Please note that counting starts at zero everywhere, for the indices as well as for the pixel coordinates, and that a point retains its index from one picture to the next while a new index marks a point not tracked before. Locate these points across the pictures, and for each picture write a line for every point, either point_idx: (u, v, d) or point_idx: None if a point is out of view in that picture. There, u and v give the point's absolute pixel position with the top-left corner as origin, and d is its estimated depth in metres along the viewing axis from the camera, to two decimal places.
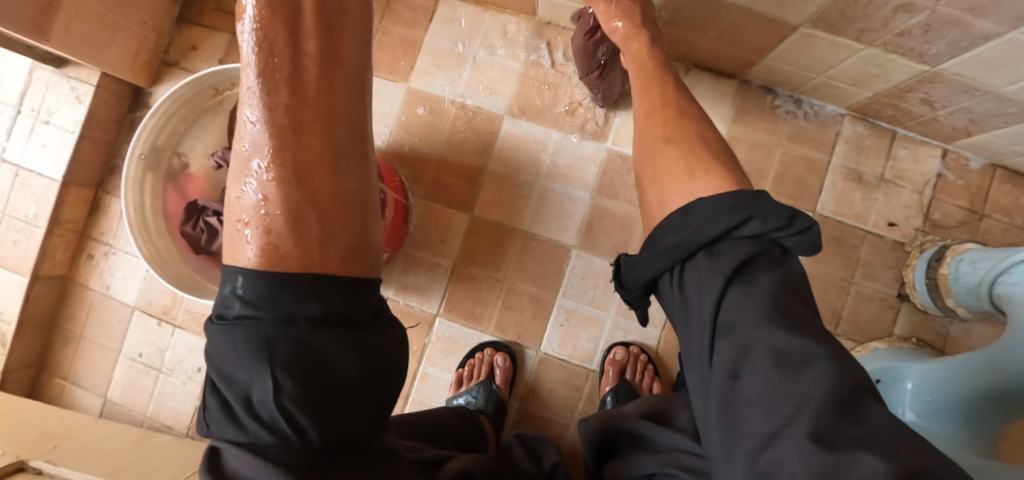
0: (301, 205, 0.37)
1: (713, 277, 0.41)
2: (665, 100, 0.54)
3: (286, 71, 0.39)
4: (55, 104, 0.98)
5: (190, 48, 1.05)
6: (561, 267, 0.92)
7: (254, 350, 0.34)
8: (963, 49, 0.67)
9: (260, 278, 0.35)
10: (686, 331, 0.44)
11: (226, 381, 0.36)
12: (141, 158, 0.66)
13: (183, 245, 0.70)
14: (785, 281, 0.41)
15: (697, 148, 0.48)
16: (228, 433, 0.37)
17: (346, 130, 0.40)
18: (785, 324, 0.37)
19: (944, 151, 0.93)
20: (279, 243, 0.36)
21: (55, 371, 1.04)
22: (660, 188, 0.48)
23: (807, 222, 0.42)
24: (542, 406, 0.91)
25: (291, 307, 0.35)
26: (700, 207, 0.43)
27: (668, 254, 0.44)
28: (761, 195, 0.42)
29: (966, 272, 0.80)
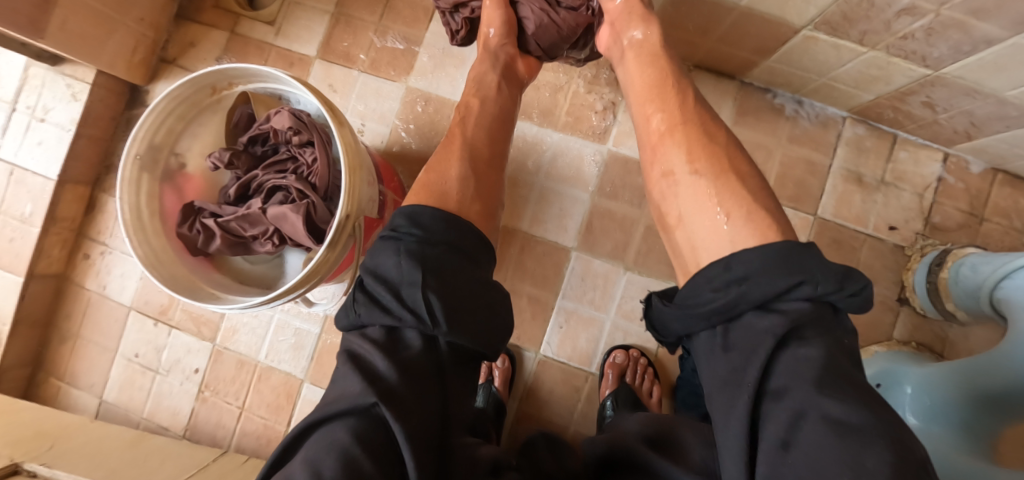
0: (465, 172, 0.59)
1: (764, 339, 0.40)
2: (685, 116, 0.56)
3: (476, 118, 0.66)
4: (51, 101, 0.97)
5: (188, 45, 1.04)
6: (561, 268, 0.92)
7: (414, 254, 0.48)
8: (966, 53, 0.67)
9: (426, 208, 0.52)
10: (718, 388, 0.42)
11: (381, 280, 0.48)
12: (136, 158, 0.66)
13: (179, 246, 0.69)
14: (835, 344, 0.40)
15: (731, 183, 0.49)
16: (371, 321, 0.47)
17: (498, 154, 0.66)
18: (839, 395, 0.37)
19: (945, 154, 0.93)
20: (448, 192, 0.56)
21: (52, 371, 1.03)
22: (690, 225, 0.50)
23: (857, 283, 0.42)
24: (541, 407, 0.91)
25: (446, 230, 0.51)
26: (742, 260, 0.43)
27: (712, 314, 0.44)
28: (811, 257, 0.41)
29: (966, 276, 0.80)
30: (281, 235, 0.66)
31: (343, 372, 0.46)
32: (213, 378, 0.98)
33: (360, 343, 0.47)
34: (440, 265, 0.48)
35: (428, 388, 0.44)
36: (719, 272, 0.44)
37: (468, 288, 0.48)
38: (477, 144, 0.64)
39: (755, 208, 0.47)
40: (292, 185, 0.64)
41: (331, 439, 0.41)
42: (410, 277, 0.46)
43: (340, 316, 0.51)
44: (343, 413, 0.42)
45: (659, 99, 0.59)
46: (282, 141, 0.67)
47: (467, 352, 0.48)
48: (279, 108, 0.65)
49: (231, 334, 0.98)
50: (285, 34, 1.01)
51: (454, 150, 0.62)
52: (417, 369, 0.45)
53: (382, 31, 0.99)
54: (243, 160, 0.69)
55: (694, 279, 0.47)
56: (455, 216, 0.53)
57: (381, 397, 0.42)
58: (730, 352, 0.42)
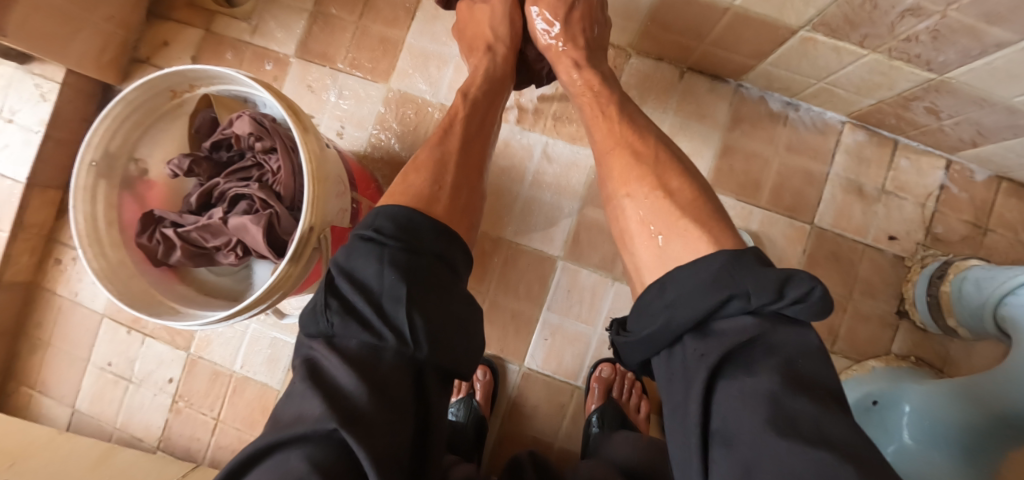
0: (460, 180, 0.57)
1: (698, 365, 0.39)
2: (616, 141, 0.58)
3: (478, 113, 0.64)
4: (17, 102, 0.93)
5: (162, 44, 1.00)
6: (546, 279, 0.88)
7: (397, 265, 0.45)
8: (973, 57, 0.63)
9: (420, 213, 0.50)
10: (673, 424, 0.40)
11: (359, 286, 0.45)
12: (91, 166, 0.62)
13: (139, 257, 0.66)
14: (790, 366, 0.37)
15: (663, 201, 0.50)
16: (343, 335, 0.44)
17: (486, 156, 0.64)
18: (796, 435, 0.33)
19: (948, 162, 0.89)
20: (440, 197, 0.54)
21: (22, 381, 1.00)
22: (632, 249, 0.51)
23: (805, 287, 0.39)
24: (525, 423, 0.88)
25: (433, 241, 0.49)
26: (674, 281, 0.43)
27: (654, 340, 0.43)
28: (747, 270, 0.40)
29: (969, 292, 0.76)
30: (245, 247, 0.63)
31: (301, 389, 0.42)
32: (187, 390, 0.95)
33: (323, 353, 0.44)
34: (425, 278, 0.46)
35: (398, 412, 0.41)
36: (656, 296, 0.44)
37: (451, 305, 0.46)
38: (472, 146, 0.61)
39: (685, 219, 0.47)
40: (254, 194, 0.60)
41: (286, 469, 0.38)
42: (395, 289, 0.44)
43: (304, 318, 0.47)
44: (301, 438, 0.39)
45: (597, 124, 0.61)
46: (245, 148, 0.63)
47: (446, 372, 0.46)
48: (241, 112, 0.62)
49: (206, 345, 0.94)
50: (262, 32, 0.97)
51: (450, 150, 0.59)
52: (389, 389, 0.42)
53: (363, 31, 0.95)
54: (204, 166, 0.65)
55: (638, 305, 0.47)
56: (445, 224, 0.51)
57: (344, 422, 0.39)
58: (673, 381, 0.41)
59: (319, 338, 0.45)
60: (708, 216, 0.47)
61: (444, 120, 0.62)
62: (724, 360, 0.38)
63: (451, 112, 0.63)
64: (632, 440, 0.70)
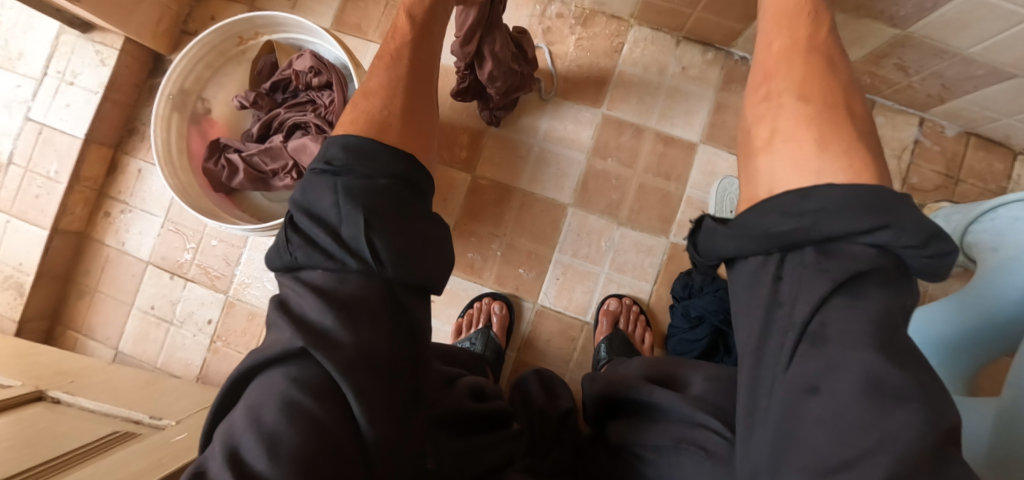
0: (411, 108, 0.55)
1: (819, 280, 0.38)
2: (812, 45, 0.48)
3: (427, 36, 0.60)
4: (80, 66, 1.03)
5: (209, 18, 1.11)
6: (558, 223, 0.97)
7: (352, 195, 0.46)
8: (928, 10, 0.73)
9: (370, 141, 0.49)
10: (757, 321, 0.40)
11: (319, 221, 0.47)
12: (169, 98, 0.72)
13: (204, 182, 0.74)
14: (895, 301, 0.37)
15: (841, 120, 0.43)
16: (310, 267, 0.46)
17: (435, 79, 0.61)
18: (893, 357, 0.35)
19: (921, 120, 0.99)
20: (390, 126, 0.52)
21: (70, 324, 1.08)
22: (777, 150, 0.44)
23: (943, 245, 0.38)
24: (538, 356, 0.95)
25: (386, 167, 0.49)
26: (824, 193, 0.39)
27: (769, 240, 0.41)
28: (904, 204, 0.38)
29: (941, 228, 0.87)
30: (300, 170, 0.71)
31: (276, 319, 0.45)
32: (225, 330, 1.02)
33: (293, 286, 0.46)
34: (383, 201, 0.47)
35: (373, 329, 0.44)
36: (793, 201, 0.40)
37: (410, 222, 0.48)
38: (423, 72, 0.58)
39: (859, 150, 0.41)
40: (311, 121, 0.70)
41: (269, 385, 0.41)
42: (351, 218, 0.45)
43: (272, 256, 0.50)
44: (281, 359, 0.42)
45: (785, 19, 0.51)
46: (303, 85, 0.73)
47: (413, 285, 0.48)
48: (301, 52, 0.71)
49: (244, 287, 1.03)
50: (301, 7, 1.08)
51: (400, 79, 0.56)
52: (359, 310, 0.44)
53: (392, 5, 1.05)
54: (267, 100, 0.74)
55: (760, 204, 0.42)
56: (398, 148, 0.51)
57: (313, 342, 0.42)
58: (778, 283, 0.40)
59: (290, 271, 0.48)
60: (880, 155, 0.42)
61: (391, 47, 0.59)
62: (847, 281, 0.37)
63: (395, 41, 0.60)
64: (643, 359, 0.65)
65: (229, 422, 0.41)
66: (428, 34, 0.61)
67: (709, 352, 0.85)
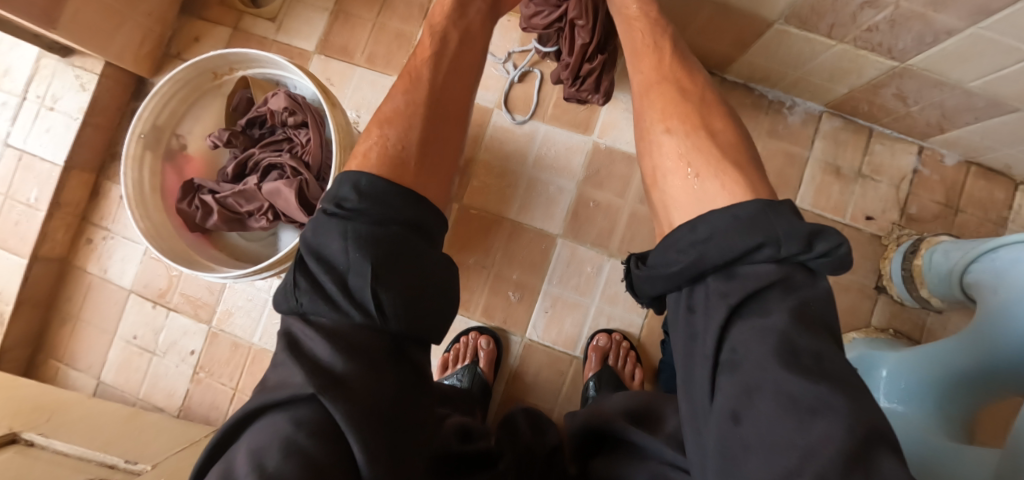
0: (429, 134, 0.58)
1: (719, 304, 0.43)
2: (660, 76, 0.60)
3: (447, 58, 0.64)
4: (60, 90, 1.01)
5: (193, 40, 1.08)
6: (547, 254, 0.95)
7: (361, 239, 0.46)
8: (928, 44, 0.70)
9: (381, 180, 0.50)
10: (687, 359, 0.45)
11: (326, 262, 0.46)
12: (141, 137, 0.70)
13: (177, 222, 0.72)
14: (802, 308, 0.41)
15: (701, 140, 0.52)
16: (315, 311, 0.45)
17: (462, 106, 0.64)
18: (798, 370, 0.38)
19: (920, 148, 0.96)
20: (405, 156, 0.55)
21: (51, 353, 1.05)
22: (664, 185, 0.53)
23: (831, 243, 0.43)
24: (526, 390, 0.93)
25: (397, 210, 0.50)
26: (706, 221, 0.46)
27: (675, 277, 0.47)
28: (777, 219, 0.43)
29: (939, 262, 0.83)
30: (275, 211, 0.70)
31: (284, 361, 0.44)
32: (208, 360, 1.00)
33: (300, 328, 0.45)
34: (391, 245, 0.47)
35: (378, 373, 0.43)
36: (685, 234, 0.47)
37: (418, 269, 0.47)
38: (442, 96, 0.61)
39: (723, 162, 0.50)
40: (286, 163, 0.69)
41: (273, 429, 0.40)
42: (360, 263, 0.45)
43: (279, 299, 0.49)
44: (285, 404, 0.41)
45: (637, 56, 0.63)
46: (279, 124, 0.72)
47: (419, 338, 0.47)
48: (276, 91, 0.70)
49: (227, 317, 1.01)
50: (286, 29, 1.06)
51: (417, 104, 0.59)
52: (365, 355, 0.43)
53: (379, 28, 1.03)
54: (241, 139, 0.73)
55: (665, 240, 0.50)
56: (412, 192, 0.52)
57: (322, 387, 0.40)
58: (692, 313, 0.45)
59: (293, 316, 0.46)
60: (745, 163, 0.50)
61: (408, 71, 0.62)
62: (744, 300, 0.42)
63: (418, 62, 0.63)
64: (627, 392, 0.65)
65: (225, 467, 0.40)
66: (447, 60, 0.63)
67: None
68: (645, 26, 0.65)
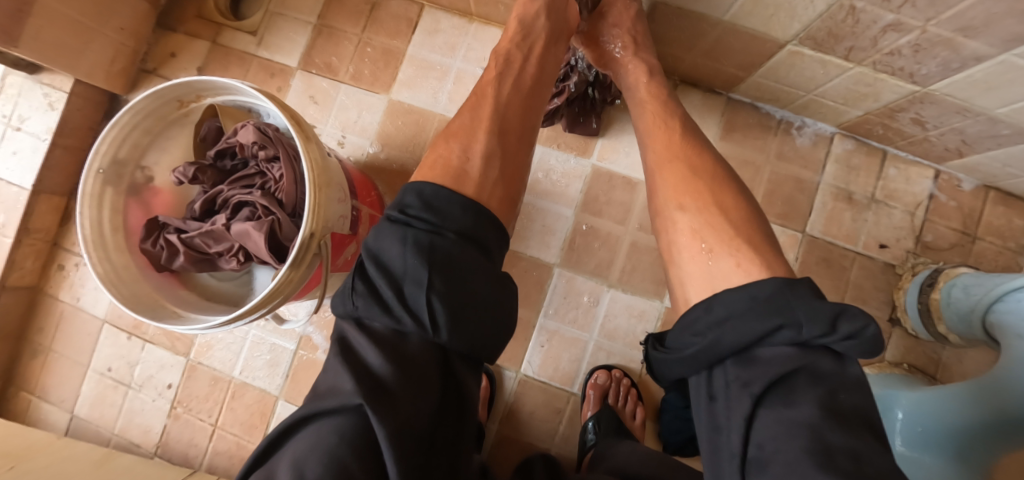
0: (492, 149, 0.54)
1: (741, 395, 0.40)
2: (674, 152, 0.57)
3: (513, 76, 0.60)
4: (27, 110, 0.95)
5: (169, 55, 1.02)
6: (543, 285, 0.90)
7: (421, 249, 0.44)
8: (954, 70, 0.65)
9: (444, 189, 0.48)
10: (712, 451, 0.41)
11: (383, 268, 0.45)
12: (99, 173, 0.66)
13: (143, 262, 0.69)
14: (832, 397, 0.37)
15: (714, 218, 0.49)
16: (369, 315, 0.44)
17: (529, 121, 0.61)
18: (834, 471, 0.34)
19: (936, 172, 0.91)
20: (469, 170, 0.52)
21: (23, 386, 1.00)
22: (679, 263, 0.50)
23: (856, 323, 0.39)
24: (520, 429, 0.88)
25: (459, 220, 0.47)
26: (720, 302, 0.43)
27: (694, 361, 0.44)
28: (798, 297, 0.40)
29: (958, 298, 0.78)
30: (246, 252, 0.67)
31: (335, 365, 0.44)
32: (186, 395, 0.95)
33: (354, 333, 0.45)
34: (451, 259, 0.44)
35: (424, 387, 0.42)
36: (703, 315, 0.44)
37: (476, 287, 0.45)
38: (507, 111, 0.58)
39: (738, 239, 0.47)
40: (257, 201, 0.64)
41: (318, 439, 0.40)
42: (416, 274, 0.43)
43: (336, 299, 0.48)
44: (332, 413, 0.41)
45: (648, 133, 0.61)
46: (249, 156, 0.68)
47: (470, 353, 0.46)
48: (244, 122, 0.66)
49: (206, 350, 0.96)
50: (267, 44, 1.00)
51: (482, 119, 0.56)
52: (414, 369, 0.43)
53: (365, 44, 0.97)
54: (209, 174, 0.70)
55: (682, 321, 0.47)
56: (477, 202, 0.49)
57: (369, 398, 0.40)
58: (713, 403, 0.42)
59: (349, 316, 0.46)
60: (760, 240, 0.48)
61: (476, 87, 0.60)
62: (769, 390, 0.39)
63: (484, 75, 0.61)
64: (642, 452, 0.65)
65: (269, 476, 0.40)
66: (514, 77, 0.60)
67: None
68: (655, 99, 0.64)
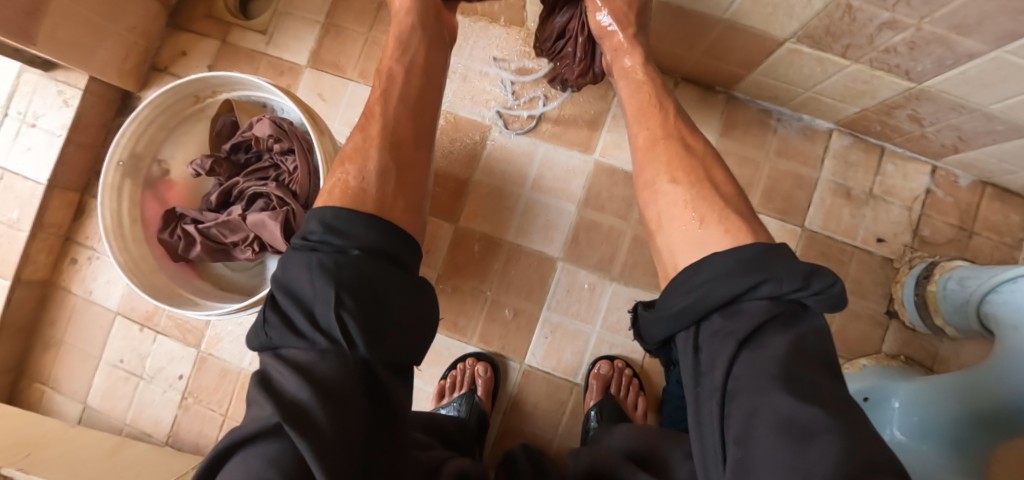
0: (388, 166, 0.55)
1: (724, 342, 0.41)
2: (665, 131, 0.58)
3: (396, 94, 0.61)
4: (41, 107, 0.97)
5: (180, 53, 1.04)
6: (546, 279, 0.92)
7: (325, 271, 0.44)
8: (949, 67, 0.66)
9: (346, 211, 0.49)
10: (693, 392, 0.43)
11: (293, 297, 0.45)
12: (119, 165, 0.69)
13: (160, 252, 0.72)
14: (799, 343, 0.40)
15: (706, 191, 0.51)
16: (285, 344, 0.44)
17: (420, 137, 0.61)
18: (795, 392, 0.37)
19: (933, 168, 0.92)
20: (368, 188, 0.52)
21: (36, 377, 1.02)
22: (668, 230, 0.52)
23: (826, 279, 0.41)
24: (524, 419, 0.90)
25: (362, 239, 0.47)
26: (709, 264, 0.44)
27: (681, 315, 0.45)
28: (778, 258, 0.42)
29: (954, 290, 0.79)
30: (261, 242, 0.69)
31: (257, 395, 0.43)
32: (196, 386, 0.97)
33: (271, 362, 0.44)
34: (357, 276, 0.45)
35: (345, 402, 0.41)
36: (690, 276, 0.46)
37: (383, 300, 0.45)
38: (396, 128, 0.58)
39: (727, 209, 0.49)
40: (272, 192, 0.67)
41: (249, 465, 0.39)
42: (325, 294, 0.43)
43: (251, 336, 0.48)
44: (258, 438, 0.40)
45: (641, 114, 0.61)
46: (265, 149, 0.70)
47: (389, 361, 0.45)
48: (260, 116, 0.68)
49: (216, 342, 0.97)
50: (275, 43, 1.02)
51: (374, 138, 0.57)
52: (335, 385, 0.41)
53: (372, 42, 0.99)
54: (224, 167, 0.72)
55: (672, 284, 0.48)
56: (380, 217, 0.49)
57: (288, 418, 0.39)
58: (697, 355, 0.43)
59: (268, 349, 0.45)
60: (747, 211, 0.50)
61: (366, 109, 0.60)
62: (747, 336, 0.40)
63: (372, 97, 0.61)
64: (632, 427, 0.64)
65: None
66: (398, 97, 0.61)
67: None
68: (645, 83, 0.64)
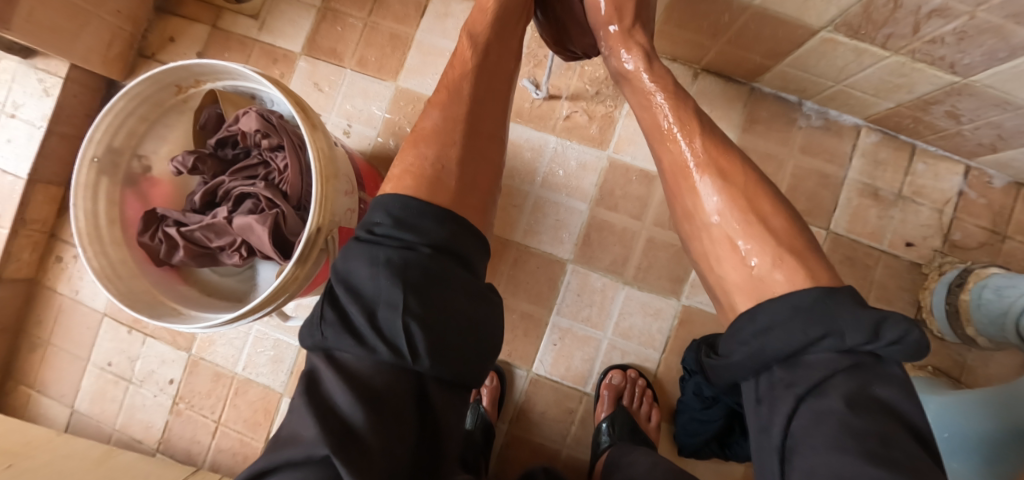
0: (466, 155, 0.52)
1: (785, 395, 0.38)
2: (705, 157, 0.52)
3: (484, 64, 0.57)
4: (21, 96, 0.91)
5: (168, 40, 0.98)
6: (555, 281, 0.87)
7: (392, 268, 0.41)
8: (999, 60, 0.61)
9: (417, 201, 0.46)
10: (758, 449, 0.40)
11: (354, 293, 0.42)
12: (93, 161, 0.63)
13: (141, 256, 0.67)
14: (864, 393, 0.36)
15: (754, 228, 0.47)
16: (338, 345, 0.41)
17: (501, 119, 0.58)
18: (860, 455, 0.33)
19: (966, 168, 0.87)
20: (445, 177, 0.50)
21: (22, 379, 0.98)
22: (718, 268, 0.49)
23: (900, 329, 0.37)
24: (531, 429, 0.86)
25: (433, 235, 0.44)
26: (764, 310, 0.42)
27: (740, 367, 0.43)
28: (839, 307, 0.38)
29: (990, 300, 0.74)
30: (249, 247, 0.65)
31: (300, 404, 0.40)
32: (188, 391, 0.93)
33: (322, 367, 0.41)
34: (427, 277, 0.42)
35: (397, 430, 0.39)
36: (746, 324, 0.43)
37: (452, 304, 0.42)
38: (481, 109, 0.55)
39: (782, 249, 0.45)
40: (260, 193, 0.62)
41: None
42: (389, 295, 0.40)
43: (305, 332, 0.44)
44: (296, 464, 0.37)
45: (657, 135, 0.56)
46: (252, 145, 0.65)
47: (450, 379, 0.42)
48: (247, 109, 0.63)
49: (208, 345, 0.93)
50: (269, 29, 0.96)
51: (453, 120, 0.54)
52: (386, 405, 0.39)
53: (371, 29, 0.93)
54: (209, 164, 0.68)
55: (730, 328, 0.45)
56: (449, 211, 0.46)
57: (337, 445, 0.36)
58: (760, 406, 0.41)
59: (319, 349, 0.42)
60: (803, 247, 0.45)
61: (447, 81, 0.57)
62: (809, 389, 0.38)
63: (455, 62, 0.58)
64: (652, 462, 0.60)
65: None
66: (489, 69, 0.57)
67: (722, 434, 0.77)
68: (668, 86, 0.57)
